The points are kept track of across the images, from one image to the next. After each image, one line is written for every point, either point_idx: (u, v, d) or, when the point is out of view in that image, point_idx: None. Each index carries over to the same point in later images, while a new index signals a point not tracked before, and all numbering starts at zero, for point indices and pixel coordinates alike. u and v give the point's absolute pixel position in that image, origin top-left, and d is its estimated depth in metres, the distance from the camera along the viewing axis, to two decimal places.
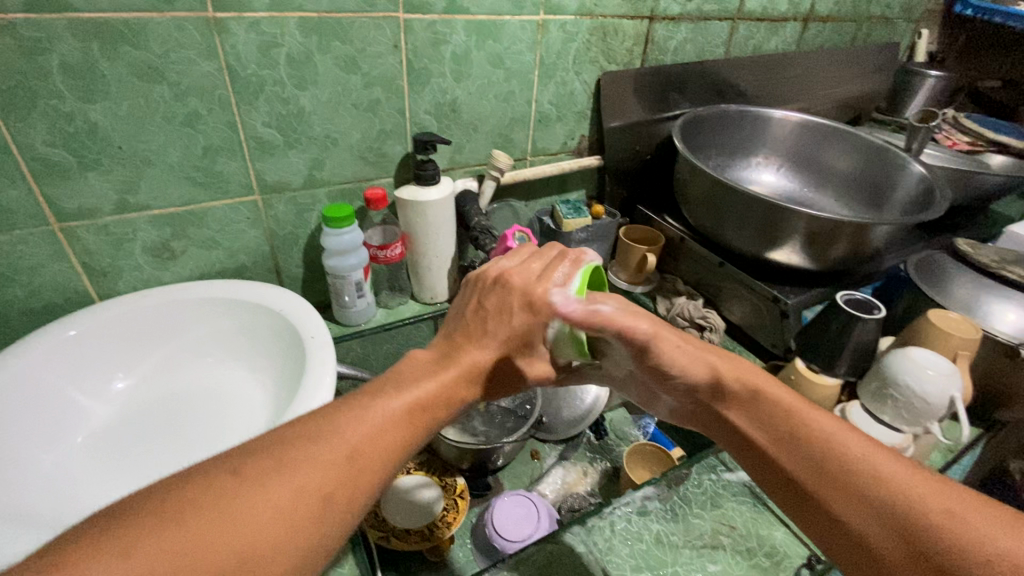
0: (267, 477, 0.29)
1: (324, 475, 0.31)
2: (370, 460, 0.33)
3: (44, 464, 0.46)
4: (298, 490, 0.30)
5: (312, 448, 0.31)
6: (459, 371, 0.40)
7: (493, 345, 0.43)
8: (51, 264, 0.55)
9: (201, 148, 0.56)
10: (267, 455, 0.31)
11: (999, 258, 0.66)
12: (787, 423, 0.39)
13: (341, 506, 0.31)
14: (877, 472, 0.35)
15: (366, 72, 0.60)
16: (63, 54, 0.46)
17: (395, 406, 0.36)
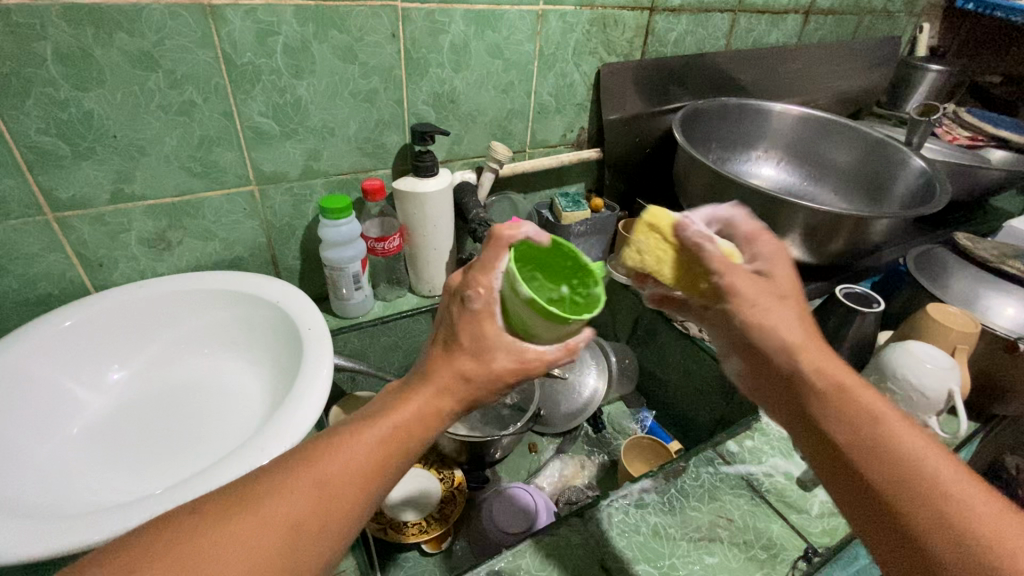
0: (224, 519, 0.28)
1: (287, 510, 0.29)
2: (339, 494, 0.30)
3: (39, 455, 0.46)
4: (261, 529, 0.28)
5: (278, 482, 0.30)
6: (435, 389, 0.35)
7: (457, 352, 0.36)
8: (46, 254, 0.54)
9: (197, 138, 0.56)
10: (233, 496, 0.29)
11: (999, 252, 0.66)
12: (841, 420, 0.36)
13: (306, 544, 0.29)
14: (922, 487, 0.32)
15: (364, 62, 0.60)
16: (57, 41, 0.46)
17: (365, 435, 0.33)
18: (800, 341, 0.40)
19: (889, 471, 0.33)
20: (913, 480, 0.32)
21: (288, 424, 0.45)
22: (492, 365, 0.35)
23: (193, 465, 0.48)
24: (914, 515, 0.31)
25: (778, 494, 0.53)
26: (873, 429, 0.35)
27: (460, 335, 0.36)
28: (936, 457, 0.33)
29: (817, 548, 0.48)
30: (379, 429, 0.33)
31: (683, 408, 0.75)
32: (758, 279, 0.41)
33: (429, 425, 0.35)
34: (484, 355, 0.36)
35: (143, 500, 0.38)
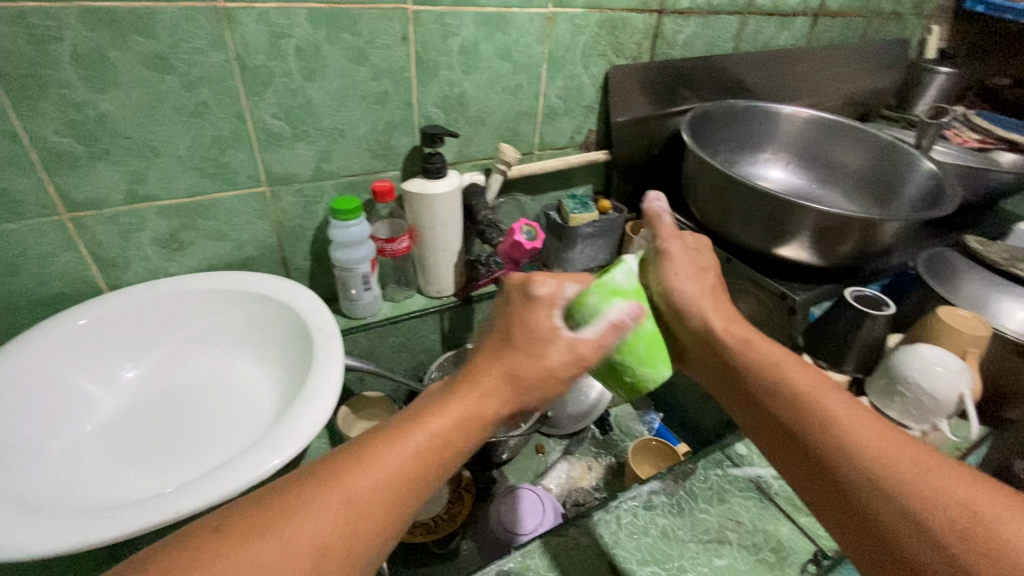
0: (251, 540, 0.27)
1: (319, 529, 0.28)
2: (373, 507, 0.29)
3: (52, 452, 0.46)
4: (291, 549, 0.27)
5: (308, 498, 0.29)
6: (473, 402, 0.35)
7: (514, 357, 0.36)
8: (60, 253, 0.55)
9: (210, 139, 0.56)
10: (259, 517, 0.28)
11: (1009, 256, 0.66)
12: (774, 401, 0.38)
13: (338, 560, 0.28)
14: (851, 450, 0.33)
15: (374, 64, 0.60)
16: (74, 44, 0.47)
17: (401, 448, 0.32)
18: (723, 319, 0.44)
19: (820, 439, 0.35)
20: (842, 448, 0.33)
21: (299, 423, 0.45)
22: (547, 358, 0.36)
23: (205, 463, 0.48)
24: (852, 478, 0.32)
25: (787, 497, 0.53)
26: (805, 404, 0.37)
27: (518, 337, 0.37)
28: (864, 421, 0.34)
29: (827, 552, 0.48)
30: (414, 443, 0.32)
31: (691, 410, 0.75)
32: (688, 251, 0.48)
33: (467, 436, 0.34)
34: (540, 360, 0.36)
35: (157, 498, 0.39)
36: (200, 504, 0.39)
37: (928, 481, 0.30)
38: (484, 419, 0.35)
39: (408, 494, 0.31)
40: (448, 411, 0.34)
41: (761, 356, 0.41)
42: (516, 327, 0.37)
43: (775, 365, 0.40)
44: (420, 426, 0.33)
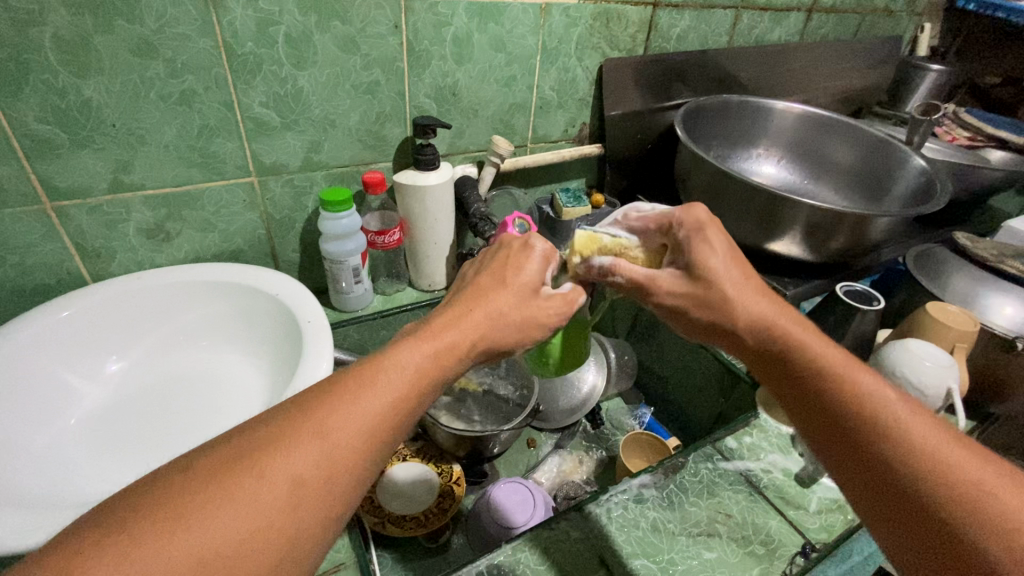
0: (225, 471, 0.26)
1: (303, 458, 0.28)
2: (358, 438, 0.29)
3: (34, 445, 0.45)
4: (273, 479, 0.27)
5: (290, 434, 0.28)
6: (456, 334, 0.36)
7: (496, 292, 0.40)
8: (43, 243, 0.54)
9: (197, 128, 0.55)
10: (239, 452, 0.27)
11: (998, 252, 0.66)
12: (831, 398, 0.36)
13: (322, 492, 0.28)
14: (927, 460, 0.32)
15: (365, 53, 0.59)
16: (56, 28, 0.45)
17: (386, 381, 0.32)
18: (775, 314, 0.40)
19: (892, 447, 0.33)
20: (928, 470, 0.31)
21: None
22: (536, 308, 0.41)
23: None
24: (925, 484, 0.31)
25: (776, 491, 0.53)
26: (877, 412, 0.34)
27: (502, 277, 0.41)
28: (934, 428, 0.33)
29: (814, 545, 0.48)
30: (397, 376, 0.32)
31: (682, 403, 0.75)
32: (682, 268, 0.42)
33: (449, 366, 0.35)
34: (520, 289, 0.41)
35: None
36: None
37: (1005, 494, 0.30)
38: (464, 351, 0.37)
39: (391, 421, 0.31)
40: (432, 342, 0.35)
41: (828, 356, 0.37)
42: (499, 266, 0.42)
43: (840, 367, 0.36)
44: (397, 364, 0.33)
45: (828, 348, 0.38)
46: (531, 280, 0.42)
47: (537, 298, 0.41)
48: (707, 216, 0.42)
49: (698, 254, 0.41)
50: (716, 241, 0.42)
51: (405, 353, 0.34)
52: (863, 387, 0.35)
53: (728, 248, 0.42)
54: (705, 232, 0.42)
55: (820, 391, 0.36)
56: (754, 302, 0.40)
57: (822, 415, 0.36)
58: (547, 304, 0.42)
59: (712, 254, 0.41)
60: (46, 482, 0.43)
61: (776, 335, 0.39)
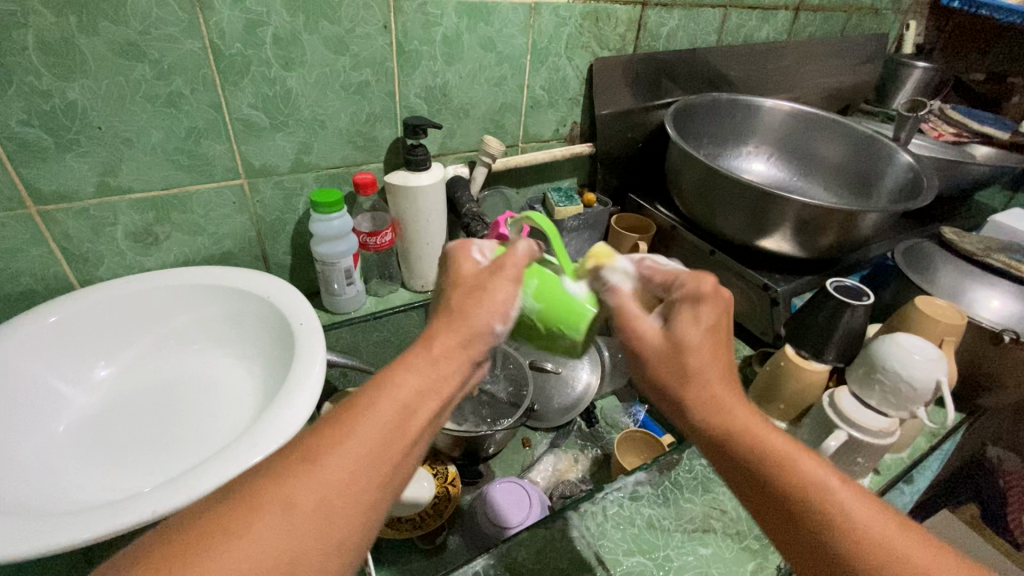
0: (219, 514, 0.27)
1: (294, 487, 0.28)
2: (348, 464, 0.30)
3: (24, 453, 0.45)
4: (266, 511, 0.27)
5: (279, 470, 0.29)
6: (429, 347, 0.36)
7: (455, 298, 0.38)
8: (29, 248, 0.53)
9: (185, 130, 0.55)
10: (235, 491, 0.28)
11: (984, 246, 0.67)
12: (775, 484, 0.35)
13: (318, 518, 0.28)
14: (880, 559, 0.32)
15: (354, 53, 0.59)
16: (39, 30, 0.45)
17: (370, 408, 0.32)
18: (719, 391, 0.38)
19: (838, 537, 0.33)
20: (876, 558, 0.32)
21: (280, 419, 0.44)
22: (494, 295, 0.38)
23: (185, 461, 0.47)
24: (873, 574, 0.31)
25: None
26: (827, 503, 0.34)
27: (456, 285, 0.39)
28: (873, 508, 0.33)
29: None
30: (382, 398, 0.33)
31: None
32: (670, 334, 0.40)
33: (433, 378, 0.35)
34: (474, 285, 0.38)
35: (132, 498, 0.38)
36: (178, 504, 0.38)
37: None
38: (447, 362, 0.36)
39: (379, 441, 0.31)
40: (413, 361, 0.35)
41: (769, 441, 0.36)
42: (447, 278, 0.40)
43: (780, 449, 0.36)
44: (385, 394, 0.33)
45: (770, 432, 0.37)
46: (483, 276, 0.39)
47: (496, 285, 0.38)
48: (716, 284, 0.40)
49: (681, 323, 0.39)
50: (708, 314, 0.39)
51: (386, 377, 0.34)
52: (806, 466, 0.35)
53: (721, 322, 0.39)
54: (698, 305, 0.39)
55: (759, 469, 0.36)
56: (708, 364, 0.38)
57: (767, 501, 0.36)
58: (512, 283, 0.39)
59: (694, 329, 0.39)
60: (35, 492, 0.42)
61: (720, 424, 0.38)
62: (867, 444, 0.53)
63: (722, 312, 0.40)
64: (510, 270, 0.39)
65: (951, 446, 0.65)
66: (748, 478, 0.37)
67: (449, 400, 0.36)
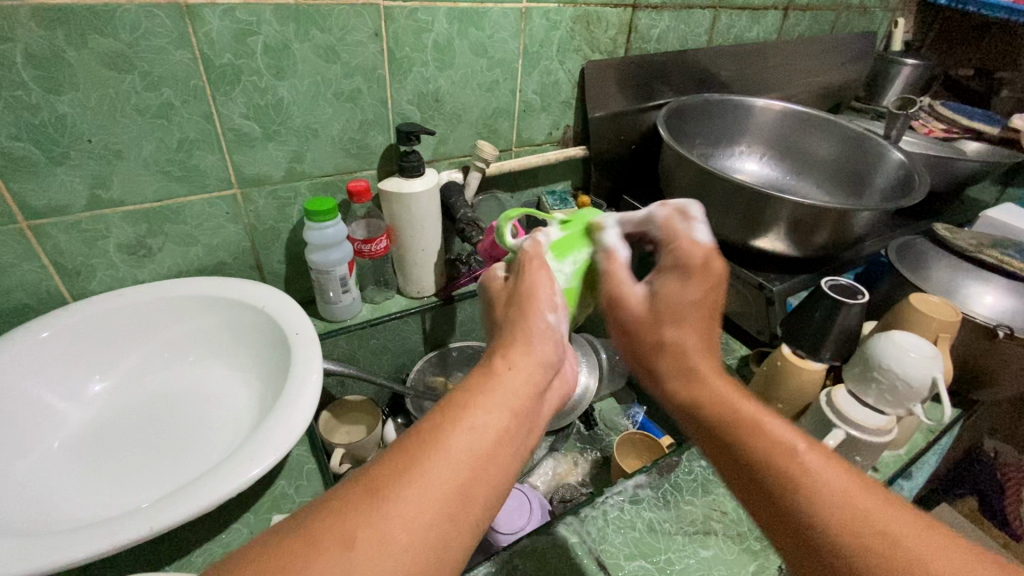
0: (281, 542, 0.26)
1: (358, 520, 0.27)
2: (418, 495, 0.29)
3: (17, 471, 0.44)
4: (330, 544, 0.26)
5: (349, 500, 0.28)
6: (495, 368, 0.37)
7: (511, 321, 0.42)
8: (20, 263, 0.53)
9: (176, 141, 0.54)
10: (298, 525, 0.27)
11: (976, 242, 0.68)
12: (744, 444, 0.36)
13: (381, 551, 0.27)
14: (844, 516, 0.32)
15: (346, 61, 0.59)
16: (27, 44, 0.44)
17: (446, 432, 0.32)
18: (699, 360, 0.41)
19: (809, 506, 0.33)
20: (841, 510, 0.32)
21: (277, 431, 0.44)
22: (536, 294, 0.42)
23: (183, 475, 0.47)
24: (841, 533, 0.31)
25: None
26: (792, 466, 0.34)
27: (510, 311, 0.43)
28: (848, 480, 0.33)
29: None
30: (454, 426, 0.32)
31: None
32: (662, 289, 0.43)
33: (501, 396, 0.35)
34: (520, 296, 0.42)
35: (128, 515, 0.37)
36: (176, 520, 0.38)
37: (914, 541, 0.30)
38: (522, 382, 0.37)
39: (451, 468, 0.30)
40: (481, 383, 0.36)
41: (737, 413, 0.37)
42: (496, 305, 0.44)
43: (749, 418, 0.37)
44: (459, 418, 0.33)
45: (745, 406, 0.38)
46: (519, 286, 0.44)
47: (537, 281, 0.43)
48: (704, 258, 0.42)
49: (664, 287, 0.43)
50: (697, 290, 0.41)
51: (455, 400, 0.35)
52: (774, 439, 0.36)
53: (708, 296, 0.42)
54: (686, 277, 0.42)
55: (730, 434, 0.37)
56: (688, 332, 0.42)
57: (741, 463, 0.36)
58: (546, 279, 0.44)
59: (678, 296, 0.42)
60: (27, 510, 0.41)
61: (696, 392, 0.40)
62: (864, 442, 0.53)
63: (713, 286, 0.42)
64: (536, 266, 0.44)
65: (948, 441, 0.66)
66: (718, 443, 0.38)
67: (529, 422, 0.36)
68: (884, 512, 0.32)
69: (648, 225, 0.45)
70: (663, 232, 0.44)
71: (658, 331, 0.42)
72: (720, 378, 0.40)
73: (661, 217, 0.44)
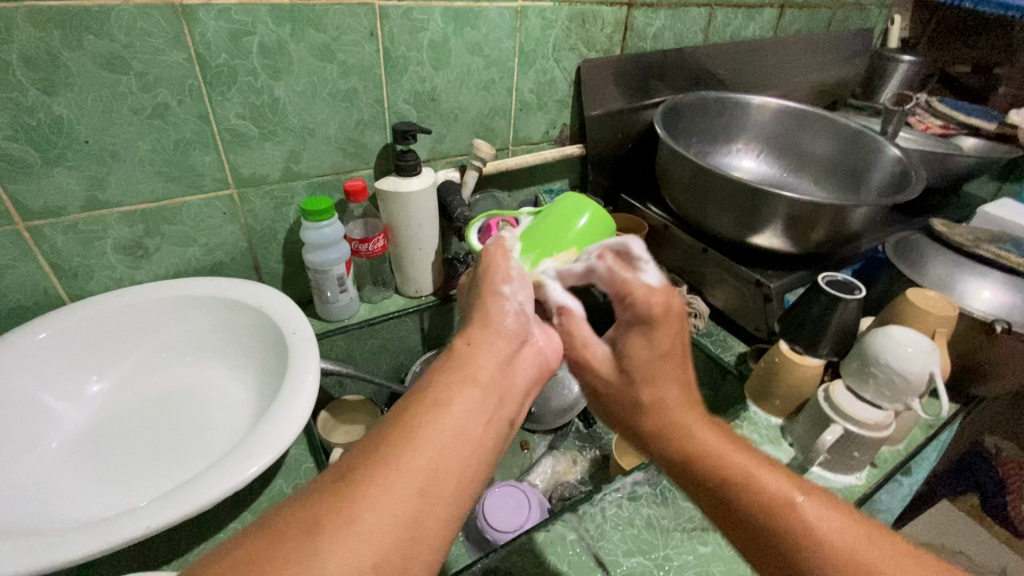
0: (251, 539, 0.25)
1: (327, 508, 0.27)
2: (388, 476, 0.28)
3: (15, 472, 0.44)
4: (298, 529, 0.26)
5: (320, 493, 0.28)
6: (457, 351, 0.38)
7: (474, 306, 0.42)
8: (17, 264, 0.53)
9: (172, 141, 0.54)
10: (274, 517, 0.27)
11: (973, 237, 0.68)
12: (739, 506, 0.36)
13: (350, 535, 0.26)
14: (847, 572, 0.31)
15: (342, 61, 0.59)
16: (23, 45, 0.44)
17: (416, 415, 0.32)
18: (683, 413, 0.41)
19: (808, 557, 0.33)
20: (845, 565, 0.32)
21: (274, 429, 0.44)
22: (494, 280, 0.43)
23: (181, 474, 0.47)
24: None
25: None
26: (788, 524, 0.34)
27: (474, 296, 0.43)
28: (840, 524, 0.33)
29: None
30: (423, 409, 0.32)
31: None
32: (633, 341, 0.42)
33: (466, 372, 0.36)
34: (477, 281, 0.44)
35: (126, 513, 0.37)
36: (173, 518, 0.38)
37: None
38: (486, 358, 0.37)
39: (418, 446, 0.30)
40: (447, 366, 0.36)
41: (729, 468, 0.37)
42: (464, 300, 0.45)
43: (739, 472, 0.37)
44: (426, 400, 0.33)
45: (733, 455, 0.38)
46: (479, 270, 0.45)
47: (494, 263, 0.44)
48: (663, 309, 0.42)
49: (631, 346, 0.43)
50: (660, 338, 0.42)
51: (420, 386, 0.35)
52: (764, 493, 0.35)
53: (675, 343, 0.42)
54: (651, 326, 0.42)
55: (724, 498, 0.37)
56: (668, 383, 0.41)
57: (741, 524, 0.36)
58: (503, 259, 0.45)
59: (646, 353, 0.42)
60: (24, 510, 0.41)
61: (684, 452, 0.39)
62: (862, 437, 0.53)
63: (676, 333, 0.42)
64: (497, 252, 0.45)
65: (947, 437, 0.66)
66: (714, 501, 0.38)
67: (501, 395, 0.36)
68: (880, 560, 0.31)
69: (591, 276, 0.47)
70: (611, 284, 0.45)
71: (636, 390, 0.42)
72: (709, 432, 0.39)
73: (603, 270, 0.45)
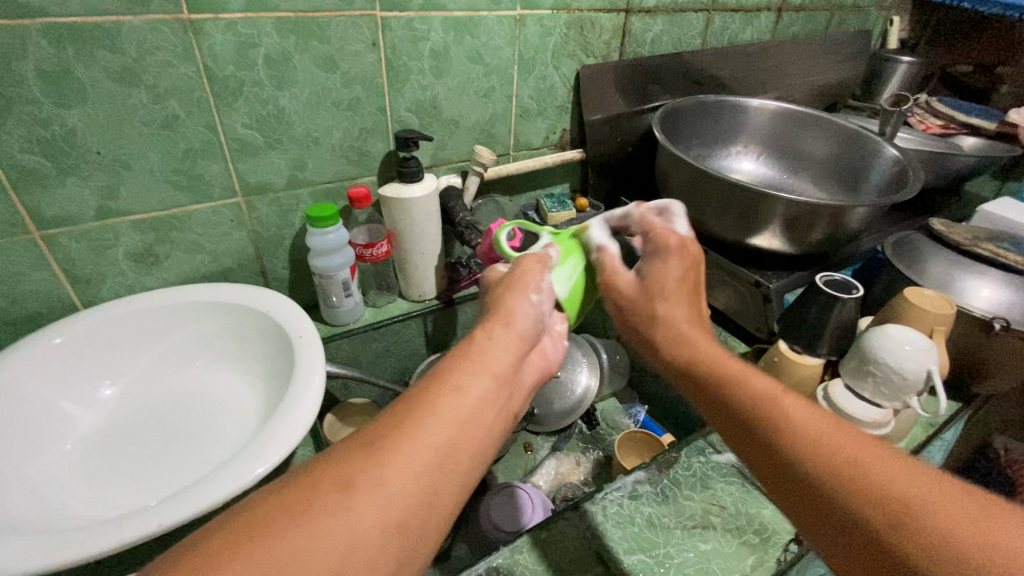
0: (290, 487, 0.28)
1: (355, 468, 0.29)
2: (411, 447, 0.30)
3: (31, 473, 0.45)
4: (330, 486, 0.28)
5: (349, 454, 0.30)
6: (480, 339, 0.39)
7: (496, 298, 0.43)
8: (32, 273, 0.54)
9: (181, 151, 0.56)
10: (308, 470, 0.29)
11: (972, 236, 0.68)
12: (726, 397, 0.39)
13: (376, 496, 0.28)
14: (827, 462, 0.32)
15: (345, 70, 0.60)
16: (38, 60, 0.46)
17: (437, 393, 0.33)
18: (688, 327, 0.45)
19: (789, 443, 0.34)
20: (827, 455, 0.33)
21: (280, 432, 0.45)
22: (523, 280, 0.44)
23: (191, 475, 0.48)
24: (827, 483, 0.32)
25: None
26: (769, 411, 0.36)
27: (497, 291, 0.44)
28: (814, 417, 0.35)
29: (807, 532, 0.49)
30: (443, 388, 0.34)
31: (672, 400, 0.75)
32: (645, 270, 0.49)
33: (483, 362, 0.37)
34: (509, 279, 0.44)
35: (139, 512, 0.39)
36: (182, 518, 0.39)
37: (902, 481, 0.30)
38: (505, 347, 0.39)
39: (438, 423, 0.32)
40: (467, 351, 0.37)
41: (723, 369, 0.40)
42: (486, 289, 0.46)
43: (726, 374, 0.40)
44: (448, 379, 0.34)
45: (727, 362, 0.41)
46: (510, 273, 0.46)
47: (528, 271, 0.45)
48: (681, 244, 0.49)
49: (655, 270, 0.48)
50: (677, 266, 0.48)
51: (439, 367, 0.36)
52: (751, 387, 0.38)
53: (686, 275, 0.48)
54: (667, 258, 0.48)
55: (719, 393, 0.39)
56: (675, 302, 0.47)
57: (733, 420, 0.38)
58: (538, 268, 0.45)
59: (665, 277, 0.47)
60: (40, 510, 0.43)
61: (689, 355, 0.43)
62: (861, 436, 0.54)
63: (690, 265, 0.49)
64: (533, 260, 0.46)
65: (950, 436, 0.66)
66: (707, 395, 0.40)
67: (512, 387, 0.37)
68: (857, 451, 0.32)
69: (627, 220, 0.53)
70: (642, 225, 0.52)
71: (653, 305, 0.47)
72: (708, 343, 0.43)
73: (638, 214, 0.53)
